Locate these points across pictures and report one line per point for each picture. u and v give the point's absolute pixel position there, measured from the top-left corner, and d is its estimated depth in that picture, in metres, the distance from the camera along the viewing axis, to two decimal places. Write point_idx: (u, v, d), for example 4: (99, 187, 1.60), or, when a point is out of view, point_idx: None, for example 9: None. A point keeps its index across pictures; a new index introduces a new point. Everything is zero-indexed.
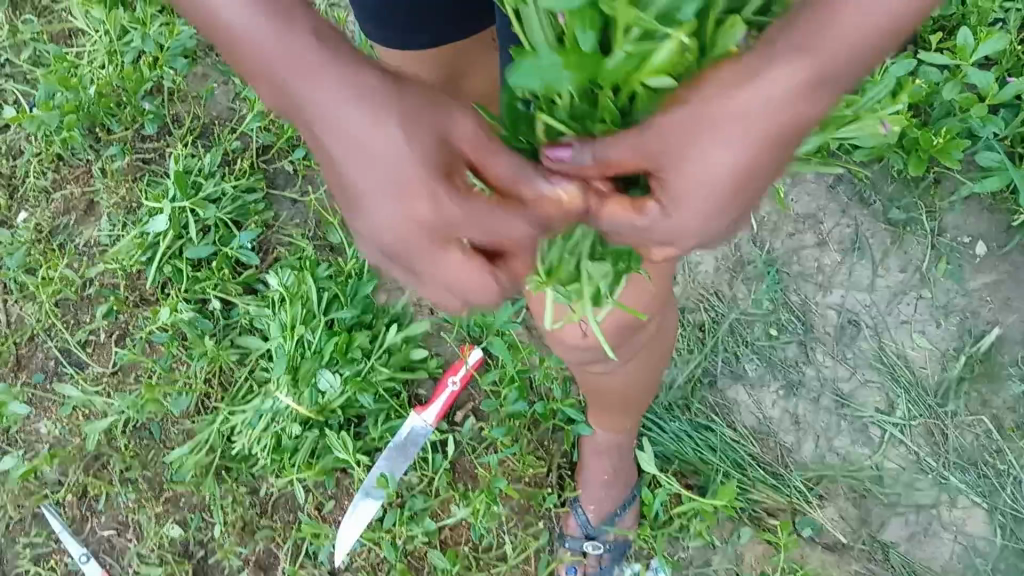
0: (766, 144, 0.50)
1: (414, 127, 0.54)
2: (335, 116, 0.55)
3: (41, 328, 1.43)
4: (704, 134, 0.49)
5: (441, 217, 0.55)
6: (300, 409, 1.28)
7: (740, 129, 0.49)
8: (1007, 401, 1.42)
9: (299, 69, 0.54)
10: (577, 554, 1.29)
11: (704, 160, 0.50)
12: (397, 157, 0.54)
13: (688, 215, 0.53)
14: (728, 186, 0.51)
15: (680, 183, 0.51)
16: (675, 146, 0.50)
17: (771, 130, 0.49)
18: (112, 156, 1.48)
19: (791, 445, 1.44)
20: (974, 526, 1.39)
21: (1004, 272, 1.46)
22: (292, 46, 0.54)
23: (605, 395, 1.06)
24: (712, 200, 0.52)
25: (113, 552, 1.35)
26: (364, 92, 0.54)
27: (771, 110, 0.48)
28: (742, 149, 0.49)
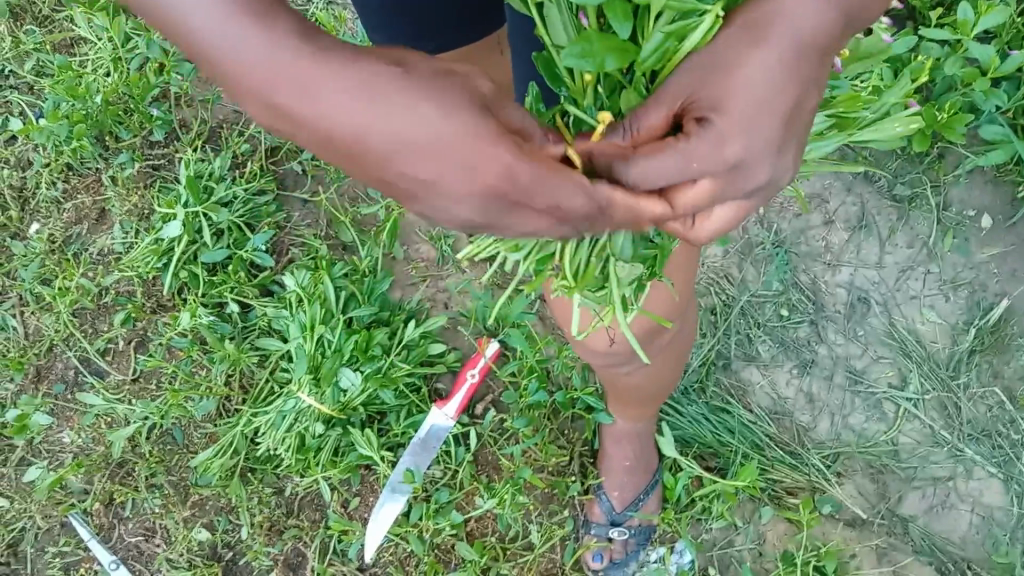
0: (798, 52, 0.50)
1: (431, 91, 0.48)
2: (348, 110, 0.48)
3: (60, 338, 1.44)
4: (737, 48, 0.50)
5: (514, 153, 0.49)
6: (323, 408, 1.29)
7: (772, 45, 0.49)
8: (1017, 371, 1.44)
9: (289, 70, 0.48)
10: (603, 540, 1.31)
11: (739, 71, 0.50)
12: (429, 123, 0.48)
13: (737, 126, 0.50)
14: (770, 93, 0.50)
15: (721, 103, 0.50)
16: (711, 66, 0.51)
17: (804, 32, 0.49)
18: (122, 165, 1.48)
19: (807, 424, 1.46)
20: (992, 496, 1.41)
21: (1011, 244, 1.47)
22: (275, 48, 0.48)
23: (624, 387, 1.10)
24: (757, 112, 0.50)
25: (142, 559, 1.37)
26: (368, 73, 0.48)
27: (798, 18, 0.49)
28: (776, 55, 0.50)
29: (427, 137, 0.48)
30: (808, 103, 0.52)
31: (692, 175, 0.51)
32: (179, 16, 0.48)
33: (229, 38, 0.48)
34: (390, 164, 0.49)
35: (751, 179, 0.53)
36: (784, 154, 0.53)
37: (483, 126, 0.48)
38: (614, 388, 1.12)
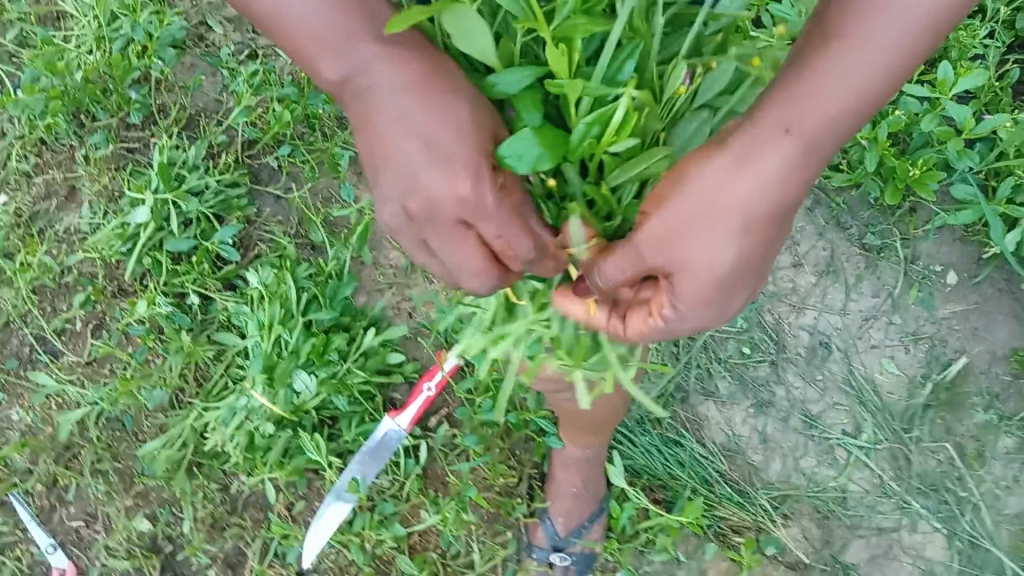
0: (756, 228, 0.63)
1: (448, 110, 0.62)
2: (390, 78, 0.63)
3: (17, 314, 1.41)
4: (709, 223, 0.63)
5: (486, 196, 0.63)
6: (274, 409, 1.29)
7: (731, 219, 0.62)
8: (970, 429, 1.45)
9: (358, 22, 0.62)
10: (544, 564, 1.32)
11: (703, 246, 0.63)
12: (434, 119, 0.62)
13: (704, 287, 0.65)
14: (731, 268, 0.64)
15: (685, 270, 0.64)
16: (678, 238, 0.63)
17: (758, 214, 0.62)
18: (96, 145, 1.46)
19: (759, 464, 1.46)
20: (934, 551, 1.42)
21: (974, 302, 1.49)
22: (371, 13, 0.63)
23: (577, 419, 1.12)
24: (727, 281, 0.65)
25: (80, 544, 1.35)
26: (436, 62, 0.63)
27: (759, 193, 0.62)
28: (735, 235, 0.63)
29: (438, 128, 0.62)
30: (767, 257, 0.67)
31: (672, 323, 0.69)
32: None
33: None
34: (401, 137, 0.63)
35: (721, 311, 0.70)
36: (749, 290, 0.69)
37: (479, 146, 0.62)
38: (569, 415, 1.12)
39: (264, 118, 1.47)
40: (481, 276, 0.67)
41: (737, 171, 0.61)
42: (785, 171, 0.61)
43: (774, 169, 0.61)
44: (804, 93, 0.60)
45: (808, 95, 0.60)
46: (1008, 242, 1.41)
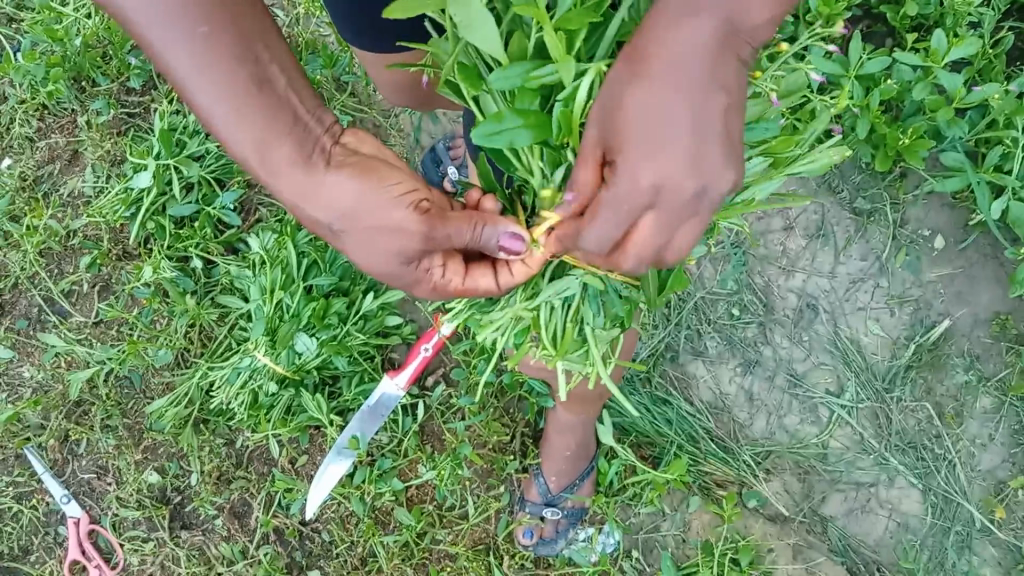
0: (680, 80, 0.56)
1: (356, 235, 0.71)
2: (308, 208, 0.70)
3: (26, 276, 1.46)
4: (625, 83, 0.58)
5: (410, 282, 0.76)
6: (277, 368, 1.34)
7: (647, 65, 0.57)
8: (949, 389, 1.51)
9: (259, 169, 0.68)
10: (535, 518, 1.38)
11: (627, 102, 0.58)
12: (350, 242, 0.72)
13: (641, 157, 0.58)
14: (661, 119, 0.57)
15: (618, 134, 0.59)
16: (607, 104, 0.59)
17: (671, 54, 0.56)
18: (98, 111, 1.49)
19: (744, 421, 1.52)
20: (909, 504, 1.49)
21: (959, 266, 1.52)
22: (270, 158, 0.67)
23: (581, 395, 1.18)
24: (661, 146, 0.58)
25: (92, 495, 1.42)
26: (328, 200, 0.69)
27: (666, 33, 0.56)
28: (656, 82, 0.57)
29: (356, 245, 0.72)
30: (720, 119, 0.58)
31: (620, 221, 0.62)
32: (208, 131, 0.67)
33: (223, 135, 0.66)
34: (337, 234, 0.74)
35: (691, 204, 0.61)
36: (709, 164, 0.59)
37: (397, 260, 0.73)
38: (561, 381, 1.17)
39: None
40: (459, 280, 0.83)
41: (648, 23, 0.57)
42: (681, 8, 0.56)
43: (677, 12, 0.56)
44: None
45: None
46: (995, 210, 1.43)
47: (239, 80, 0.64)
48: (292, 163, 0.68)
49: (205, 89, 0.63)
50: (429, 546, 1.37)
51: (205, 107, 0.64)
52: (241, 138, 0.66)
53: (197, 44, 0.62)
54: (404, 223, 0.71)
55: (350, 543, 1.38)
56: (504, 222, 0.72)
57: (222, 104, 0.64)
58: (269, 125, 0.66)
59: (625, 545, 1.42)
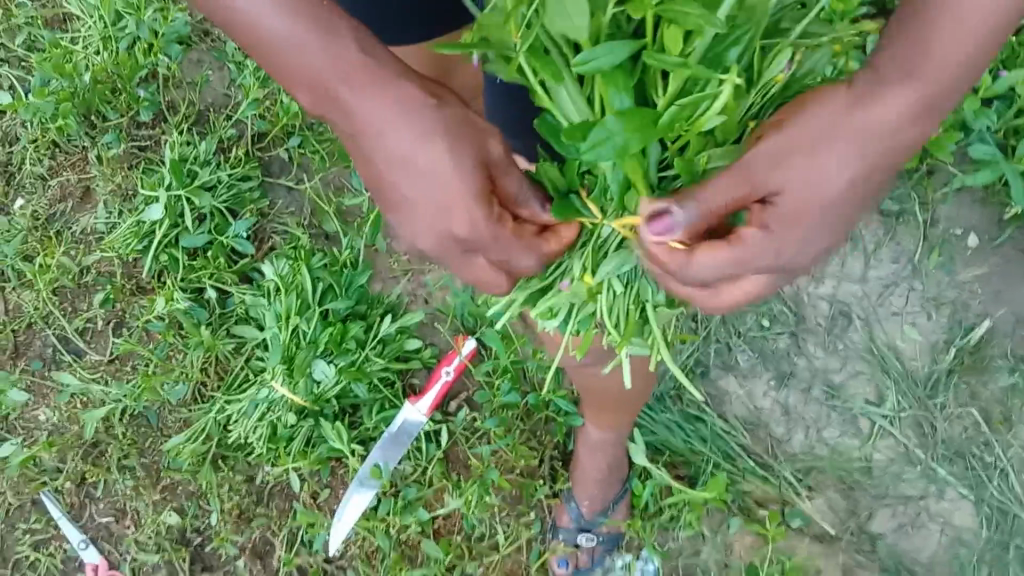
0: (872, 167, 0.56)
1: (428, 146, 0.60)
2: (376, 129, 0.61)
3: (40, 315, 1.44)
4: (831, 133, 0.55)
5: (472, 236, 0.62)
6: (295, 399, 1.30)
7: (853, 148, 0.55)
8: (995, 393, 1.43)
9: (332, 77, 0.59)
10: (570, 546, 1.31)
11: (820, 172, 0.56)
12: (416, 167, 0.61)
13: (798, 232, 0.58)
14: (840, 203, 0.57)
15: (793, 204, 0.57)
16: (792, 162, 0.56)
17: (880, 143, 0.55)
18: (108, 144, 1.47)
19: (781, 436, 1.46)
20: (961, 517, 1.41)
21: (996, 265, 1.47)
22: (340, 59, 0.59)
23: (603, 396, 1.08)
24: (837, 219, 0.58)
25: (111, 539, 1.38)
26: (409, 104, 0.60)
27: (883, 124, 0.55)
28: (853, 165, 0.56)
29: (424, 173, 0.61)
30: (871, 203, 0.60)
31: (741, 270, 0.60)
32: (270, 35, 0.58)
33: (299, 31, 0.58)
34: (394, 187, 0.63)
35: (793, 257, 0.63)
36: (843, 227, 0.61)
37: (472, 188, 0.60)
38: (592, 393, 1.10)
39: (273, 109, 1.47)
40: (497, 283, 0.67)
41: (862, 99, 0.55)
42: (908, 104, 0.54)
43: (901, 102, 0.54)
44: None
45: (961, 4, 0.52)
46: None
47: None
48: (364, 64, 0.59)
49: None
50: None
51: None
52: (310, 39, 0.58)
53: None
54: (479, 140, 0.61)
55: None
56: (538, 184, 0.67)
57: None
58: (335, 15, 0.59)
59: (665, 571, 1.34)
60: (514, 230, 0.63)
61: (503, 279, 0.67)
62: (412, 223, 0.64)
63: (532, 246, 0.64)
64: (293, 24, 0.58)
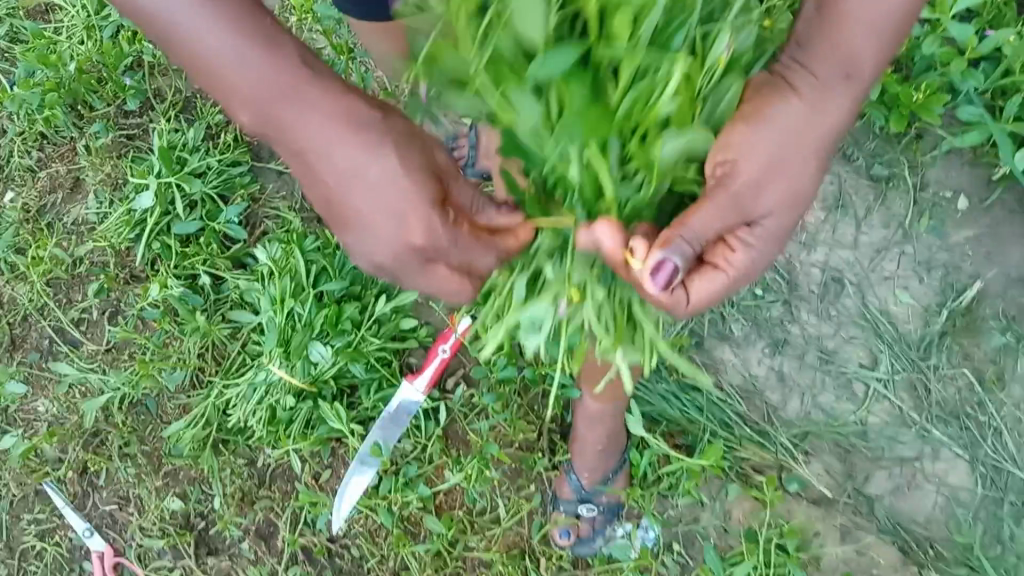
0: (813, 153, 0.69)
1: (379, 157, 0.68)
2: (317, 141, 0.68)
3: (34, 307, 1.44)
4: (788, 143, 0.68)
5: (431, 241, 0.68)
6: (293, 381, 1.31)
7: (802, 152, 0.69)
8: (988, 353, 1.45)
9: (273, 95, 0.67)
10: (571, 517, 1.31)
11: (777, 179, 0.68)
12: (359, 168, 0.68)
13: (766, 230, 0.71)
14: (791, 196, 0.70)
15: (762, 209, 0.69)
16: (765, 168, 0.67)
17: (821, 144, 0.70)
18: (96, 134, 1.47)
19: (777, 403, 1.47)
20: (957, 477, 1.42)
21: (985, 227, 1.47)
22: (279, 76, 0.67)
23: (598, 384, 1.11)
24: (793, 174, 0.69)
25: (116, 527, 1.39)
26: (351, 114, 0.69)
27: (815, 122, 0.69)
28: (798, 167, 0.69)
29: (377, 185, 0.68)
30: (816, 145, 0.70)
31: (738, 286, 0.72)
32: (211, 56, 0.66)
33: (235, 51, 0.66)
34: (345, 201, 0.70)
35: (752, 210, 0.68)
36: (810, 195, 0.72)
37: (425, 194, 0.67)
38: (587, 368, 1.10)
39: None
40: (460, 292, 0.72)
41: (803, 108, 0.68)
42: (833, 106, 0.69)
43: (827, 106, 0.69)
44: (832, 39, 0.67)
45: (849, 43, 0.67)
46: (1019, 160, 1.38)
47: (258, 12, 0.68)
48: (302, 78, 0.68)
49: (206, 0, 0.65)
50: (462, 553, 1.32)
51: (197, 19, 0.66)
52: (257, 62, 0.67)
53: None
54: (418, 148, 0.70)
55: (381, 557, 1.33)
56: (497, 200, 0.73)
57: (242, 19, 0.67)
58: (282, 37, 0.69)
59: (666, 539, 1.34)
60: (467, 230, 0.68)
61: (464, 286, 0.71)
62: (371, 238, 0.70)
63: (487, 245, 0.69)
64: (232, 45, 0.66)
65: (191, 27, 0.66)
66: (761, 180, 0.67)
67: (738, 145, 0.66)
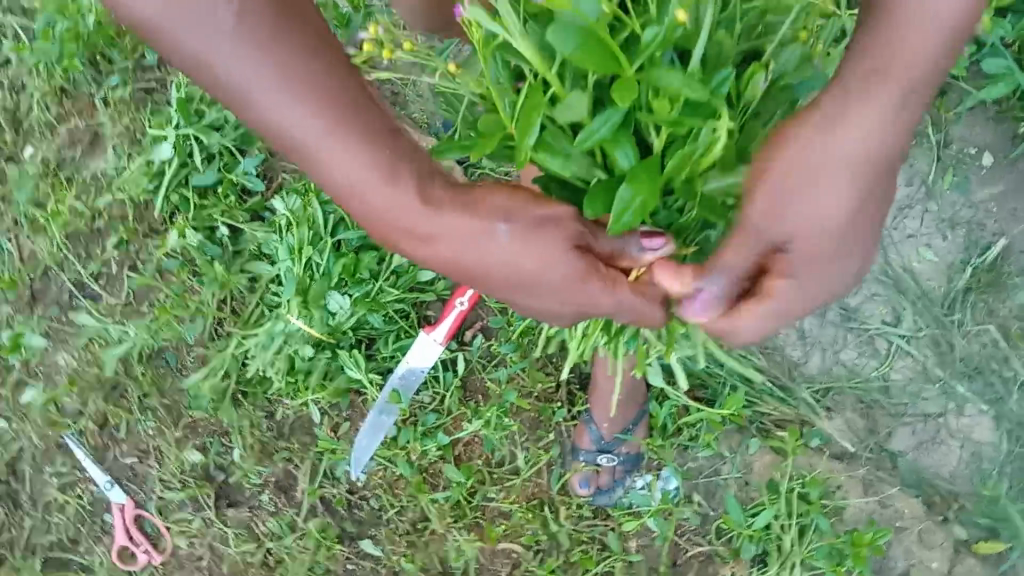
0: (865, 179, 0.62)
1: (528, 241, 0.68)
2: (465, 237, 0.69)
3: (55, 261, 1.44)
4: (826, 169, 0.61)
5: (592, 311, 0.72)
6: (312, 331, 1.31)
7: (844, 177, 0.61)
8: (1013, 309, 1.40)
9: (407, 201, 0.68)
10: (591, 466, 1.31)
11: (819, 209, 0.62)
12: (514, 257, 0.69)
13: (814, 266, 0.65)
14: (845, 230, 0.63)
15: (801, 245, 0.64)
16: (789, 198, 0.62)
17: (873, 158, 0.61)
18: (114, 87, 1.47)
19: (798, 359, 1.44)
20: (982, 433, 1.39)
21: (1011, 182, 1.41)
22: (407, 191, 0.68)
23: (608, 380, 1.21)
24: (837, 199, 0.62)
25: (136, 479, 1.39)
26: (484, 209, 0.69)
27: (862, 139, 0.60)
28: (840, 194, 0.61)
29: (526, 263, 0.69)
30: (875, 169, 0.62)
31: (794, 309, 0.68)
32: (335, 168, 0.67)
33: (366, 179, 0.67)
34: (507, 279, 0.71)
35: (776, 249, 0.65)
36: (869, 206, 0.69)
37: (575, 269, 0.69)
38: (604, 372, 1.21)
39: None
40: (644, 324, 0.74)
41: (834, 127, 0.60)
42: (886, 117, 0.59)
43: (875, 121, 0.59)
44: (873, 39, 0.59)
45: (898, 39, 0.59)
46: None
47: (371, 118, 0.67)
48: (417, 176, 0.69)
49: (298, 101, 0.64)
50: (481, 504, 1.31)
51: (306, 121, 0.65)
52: (392, 179, 0.67)
53: (324, 91, 0.65)
54: (558, 217, 0.69)
55: (401, 508, 1.33)
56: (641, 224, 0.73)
57: (327, 126, 0.65)
58: (379, 127, 0.68)
59: (686, 491, 1.32)
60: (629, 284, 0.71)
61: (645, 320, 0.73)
62: (541, 301, 0.72)
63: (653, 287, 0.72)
64: (354, 159, 0.66)
65: (303, 133, 0.65)
66: (782, 217, 0.63)
67: (770, 188, 0.62)
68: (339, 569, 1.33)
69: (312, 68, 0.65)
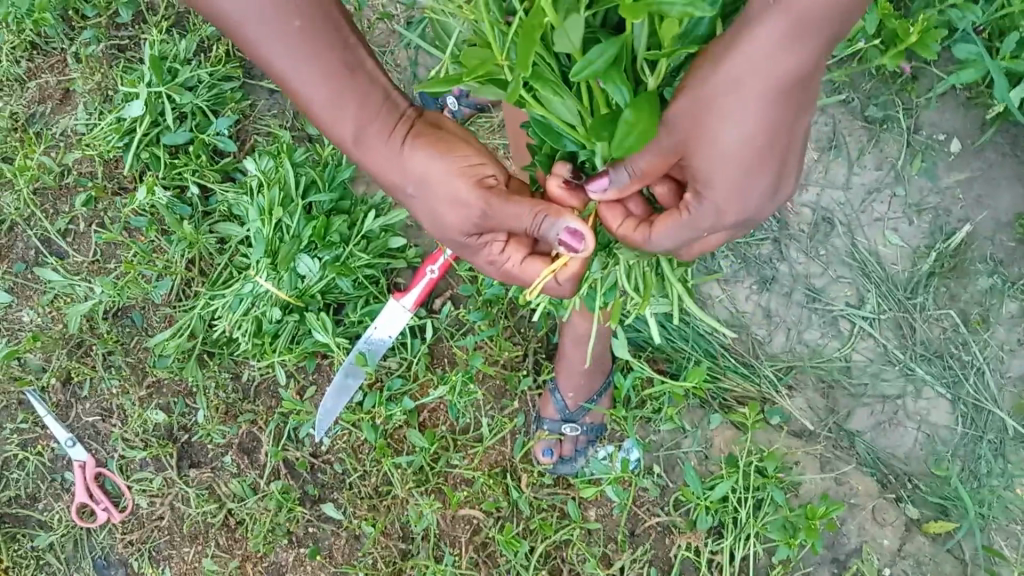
0: (763, 112, 0.65)
1: (428, 201, 0.78)
2: (382, 173, 0.79)
3: (20, 216, 1.43)
4: (723, 102, 0.65)
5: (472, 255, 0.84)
6: (280, 293, 1.30)
7: (739, 106, 0.65)
8: (975, 295, 1.42)
9: (344, 135, 0.77)
10: (555, 435, 1.32)
11: (713, 135, 0.66)
12: (417, 202, 0.80)
13: (725, 192, 0.70)
14: (744, 161, 0.68)
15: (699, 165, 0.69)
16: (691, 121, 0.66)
17: (769, 89, 0.64)
18: (86, 43, 1.46)
19: (763, 338, 1.44)
20: (939, 415, 1.41)
21: (978, 169, 1.43)
22: (345, 128, 0.77)
23: (576, 345, 1.21)
24: (730, 127, 0.66)
25: (98, 438, 1.39)
26: (407, 168, 0.78)
27: (756, 69, 0.63)
28: (743, 123, 0.66)
29: (426, 212, 0.80)
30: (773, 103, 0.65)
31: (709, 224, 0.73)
32: (293, 85, 0.74)
33: (316, 106, 0.75)
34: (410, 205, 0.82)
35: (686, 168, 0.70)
36: (773, 194, 0.73)
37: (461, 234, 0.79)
38: (569, 337, 1.21)
39: None
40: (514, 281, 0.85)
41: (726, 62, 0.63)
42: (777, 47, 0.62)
43: (768, 54, 0.62)
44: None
45: None
46: (1014, 98, 1.33)
47: (335, 63, 0.73)
48: (362, 125, 0.76)
49: (269, 34, 0.70)
50: (444, 469, 1.32)
51: (273, 50, 0.72)
52: (338, 114, 0.75)
53: (290, 35, 0.70)
54: (462, 195, 0.77)
55: (363, 473, 1.34)
56: (564, 216, 0.72)
57: (290, 60, 0.72)
58: (343, 75, 0.74)
59: (646, 462, 1.35)
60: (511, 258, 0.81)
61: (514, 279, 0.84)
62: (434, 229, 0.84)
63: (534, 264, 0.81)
64: (308, 89, 0.74)
65: (269, 54, 0.72)
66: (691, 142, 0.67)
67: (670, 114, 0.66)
68: (300, 532, 1.33)
69: (288, 17, 0.70)
